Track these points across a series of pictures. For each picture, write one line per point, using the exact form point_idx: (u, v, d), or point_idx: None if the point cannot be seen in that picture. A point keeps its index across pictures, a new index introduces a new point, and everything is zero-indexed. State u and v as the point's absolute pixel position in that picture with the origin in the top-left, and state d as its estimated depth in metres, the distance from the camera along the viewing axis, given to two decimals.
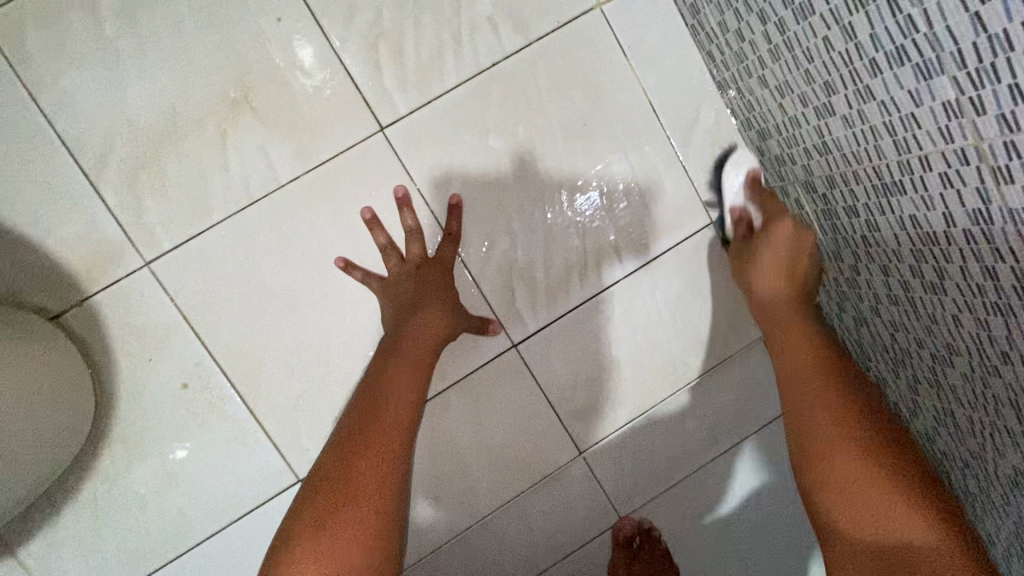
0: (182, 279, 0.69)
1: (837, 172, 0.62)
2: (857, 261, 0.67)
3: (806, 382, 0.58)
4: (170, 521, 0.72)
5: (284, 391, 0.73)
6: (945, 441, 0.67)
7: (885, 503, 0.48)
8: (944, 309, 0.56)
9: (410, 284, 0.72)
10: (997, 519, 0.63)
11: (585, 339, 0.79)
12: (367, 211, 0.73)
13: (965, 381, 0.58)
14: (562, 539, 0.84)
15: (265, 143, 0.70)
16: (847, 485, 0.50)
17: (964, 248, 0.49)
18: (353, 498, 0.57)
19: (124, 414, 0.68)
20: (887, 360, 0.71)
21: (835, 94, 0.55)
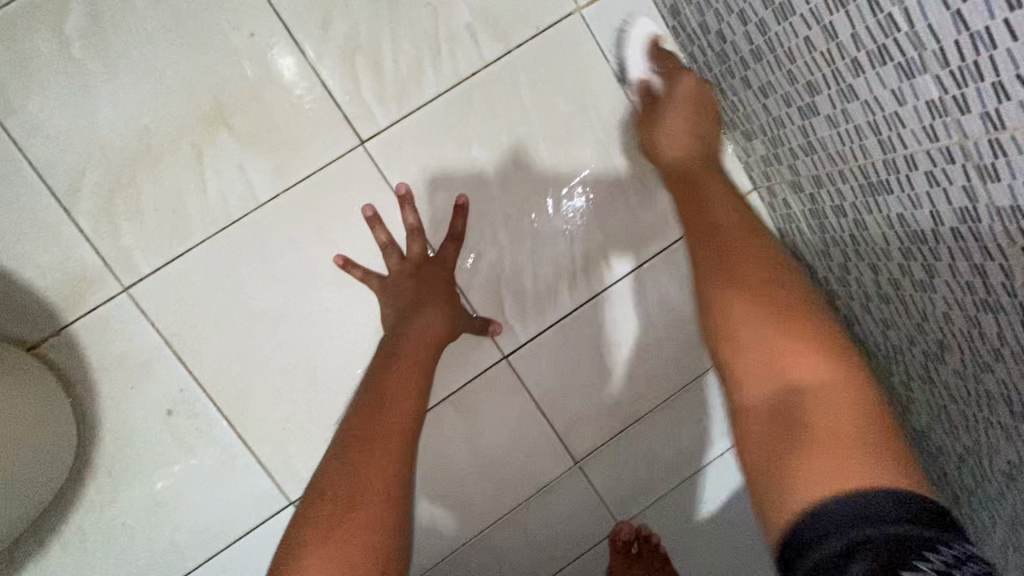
0: (160, 304, 0.68)
1: (824, 172, 0.67)
2: (846, 259, 0.73)
3: (751, 319, 0.47)
4: (160, 550, 0.71)
5: (269, 415, 0.71)
6: (943, 429, 0.75)
7: (782, 367, 0.44)
8: (934, 306, 0.63)
9: (409, 285, 0.69)
10: (1001, 497, 0.70)
11: (577, 347, 0.79)
12: (369, 208, 0.70)
13: (957, 375, 0.66)
14: (557, 549, 0.84)
15: (240, 161, 0.68)
16: (754, 361, 0.46)
17: (952, 246, 0.55)
18: (368, 495, 0.50)
19: (109, 437, 0.69)
20: (884, 354, 0.78)
21: (818, 94, 0.59)
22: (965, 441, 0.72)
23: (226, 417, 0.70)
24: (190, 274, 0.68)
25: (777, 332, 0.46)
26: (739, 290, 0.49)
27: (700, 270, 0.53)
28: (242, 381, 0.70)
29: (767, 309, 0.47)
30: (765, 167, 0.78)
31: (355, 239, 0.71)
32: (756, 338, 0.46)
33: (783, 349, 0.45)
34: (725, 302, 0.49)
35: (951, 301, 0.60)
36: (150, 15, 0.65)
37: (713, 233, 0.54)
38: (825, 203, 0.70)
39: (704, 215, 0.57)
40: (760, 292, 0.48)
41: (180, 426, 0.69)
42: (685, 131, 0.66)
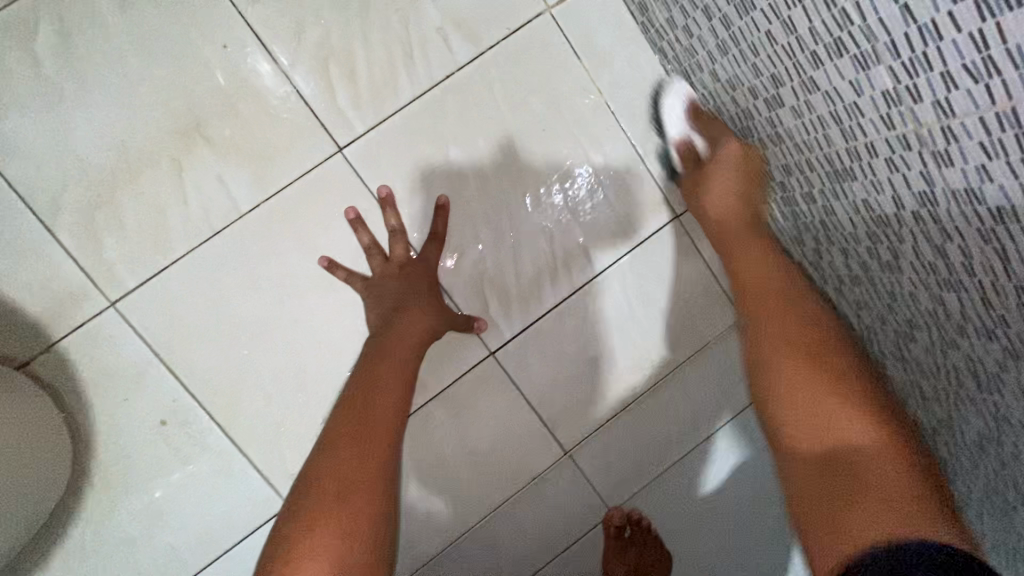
0: (148, 317, 0.69)
1: (792, 161, 0.69)
2: (818, 245, 0.75)
3: (796, 377, 0.54)
4: (160, 557, 0.72)
5: (261, 422, 0.72)
6: (917, 403, 0.78)
7: (828, 407, 0.51)
8: (902, 287, 0.65)
9: (391, 286, 0.71)
10: (976, 464, 0.73)
11: (562, 340, 0.80)
12: (352, 211, 0.71)
13: (926, 351, 0.68)
14: (551, 538, 0.86)
15: (220, 172, 0.69)
16: (796, 413, 0.52)
17: (914, 228, 0.57)
18: (350, 490, 0.54)
19: (103, 450, 0.70)
20: (858, 334, 0.81)
21: (782, 86, 0.61)
22: (937, 414, 0.75)
23: (219, 424, 0.71)
24: (176, 286, 0.69)
25: (828, 393, 0.52)
26: (779, 334, 0.59)
27: (755, 321, 0.62)
28: (233, 388, 0.71)
29: (802, 360, 0.55)
30: None
31: (338, 244, 0.72)
32: (793, 388, 0.54)
33: (834, 411, 0.51)
34: (767, 339, 0.59)
35: (917, 282, 0.62)
36: (121, 32, 0.66)
37: (762, 327, 0.61)
38: (795, 190, 0.72)
39: (742, 266, 0.68)
40: (797, 340, 0.57)
41: (174, 435, 0.70)
42: (735, 190, 0.72)
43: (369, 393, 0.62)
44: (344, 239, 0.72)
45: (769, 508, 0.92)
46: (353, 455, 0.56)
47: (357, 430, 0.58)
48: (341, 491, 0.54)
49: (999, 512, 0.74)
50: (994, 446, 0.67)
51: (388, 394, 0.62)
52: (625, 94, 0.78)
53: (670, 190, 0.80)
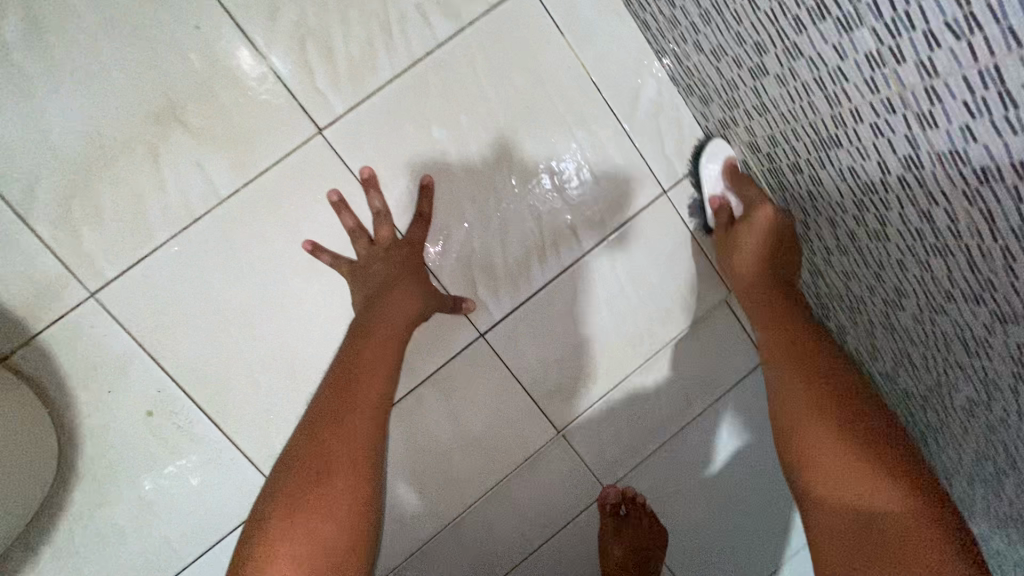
0: (130, 307, 0.68)
1: (778, 131, 0.68)
2: (806, 216, 0.75)
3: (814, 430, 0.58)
4: (154, 548, 0.71)
5: (250, 410, 0.71)
6: (907, 372, 0.78)
7: (843, 461, 0.54)
8: (889, 255, 0.65)
9: (378, 265, 0.69)
10: (967, 428, 0.74)
11: (552, 319, 0.80)
12: (335, 194, 0.70)
13: (914, 319, 0.69)
14: (546, 517, 0.86)
15: (198, 158, 0.67)
16: (819, 462, 0.56)
17: (900, 194, 0.57)
18: (326, 474, 0.55)
19: (90, 442, 0.69)
20: (847, 306, 0.81)
21: (766, 54, 0.61)
22: (927, 382, 0.75)
23: (207, 414, 0.70)
24: (158, 276, 0.68)
25: (846, 450, 0.55)
26: (801, 398, 0.61)
27: (776, 386, 0.65)
28: (220, 378, 0.70)
29: (826, 425, 0.58)
30: (723, 131, 0.78)
31: (322, 228, 0.71)
32: (820, 452, 0.56)
33: (856, 474, 0.53)
34: (789, 407, 0.62)
35: (904, 250, 0.62)
36: (89, 13, 0.64)
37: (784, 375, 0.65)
38: (782, 160, 0.71)
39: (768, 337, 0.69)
40: (820, 408, 0.59)
41: (161, 427, 0.70)
42: (757, 254, 0.73)
43: (355, 376, 0.61)
44: (327, 222, 0.71)
45: (764, 481, 0.92)
46: (337, 443, 0.56)
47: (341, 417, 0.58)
48: (322, 480, 0.54)
49: (991, 475, 0.75)
50: (983, 410, 0.68)
51: (374, 378, 0.61)
52: (610, 68, 0.76)
53: (656, 166, 0.80)
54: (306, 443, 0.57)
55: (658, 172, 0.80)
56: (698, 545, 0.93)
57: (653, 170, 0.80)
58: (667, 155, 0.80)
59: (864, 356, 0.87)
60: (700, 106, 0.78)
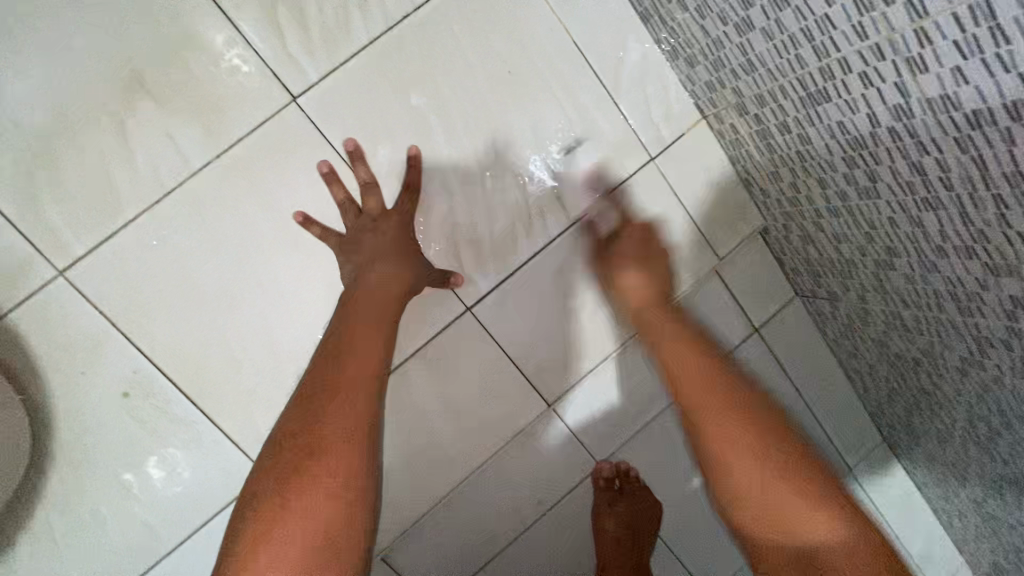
0: (101, 285, 0.65)
1: (765, 90, 0.67)
2: (795, 178, 0.73)
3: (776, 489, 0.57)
4: (135, 535, 0.70)
5: (231, 390, 0.69)
6: (901, 336, 0.77)
7: (797, 519, 0.55)
8: (880, 213, 0.64)
9: (367, 238, 0.68)
10: (960, 387, 0.73)
11: (540, 291, 0.78)
12: (325, 164, 0.68)
13: (906, 279, 0.67)
14: (539, 494, 0.85)
15: (168, 128, 0.65)
16: (766, 519, 0.57)
17: (891, 146, 0.56)
18: (319, 452, 0.53)
19: (65, 426, 0.67)
20: (836, 273, 0.79)
21: (752, 7, 0.59)
22: (919, 344, 0.74)
23: (186, 395, 0.68)
24: (130, 253, 0.66)
25: (772, 476, 0.57)
26: (712, 397, 0.63)
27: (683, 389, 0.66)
28: (199, 358, 0.68)
29: (759, 450, 0.59)
30: (709, 94, 0.76)
31: (299, 202, 0.69)
32: (767, 485, 0.57)
33: (800, 517, 0.55)
34: (705, 416, 0.63)
35: (895, 205, 0.61)
36: None
37: (718, 437, 0.61)
38: (770, 121, 0.70)
39: (669, 355, 0.69)
40: (745, 416, 0.62)
41: (140, 408, 0.68)
42: (644, 277, 0.74)
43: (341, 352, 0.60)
44: (305, 195, 0.69)
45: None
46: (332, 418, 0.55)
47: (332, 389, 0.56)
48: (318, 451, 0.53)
49: (985, 432, 0.75)
50: (979, 369, 0.67)
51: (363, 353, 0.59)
52: (593, 31, 0.75)
53: (643, 132, 0.78)
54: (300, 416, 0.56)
55: (644, 139, 0.78)
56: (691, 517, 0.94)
57: (639, 136, 0.78)
58: (653, 121, 0.78)
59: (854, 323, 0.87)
60: (686, 69, 0.76)
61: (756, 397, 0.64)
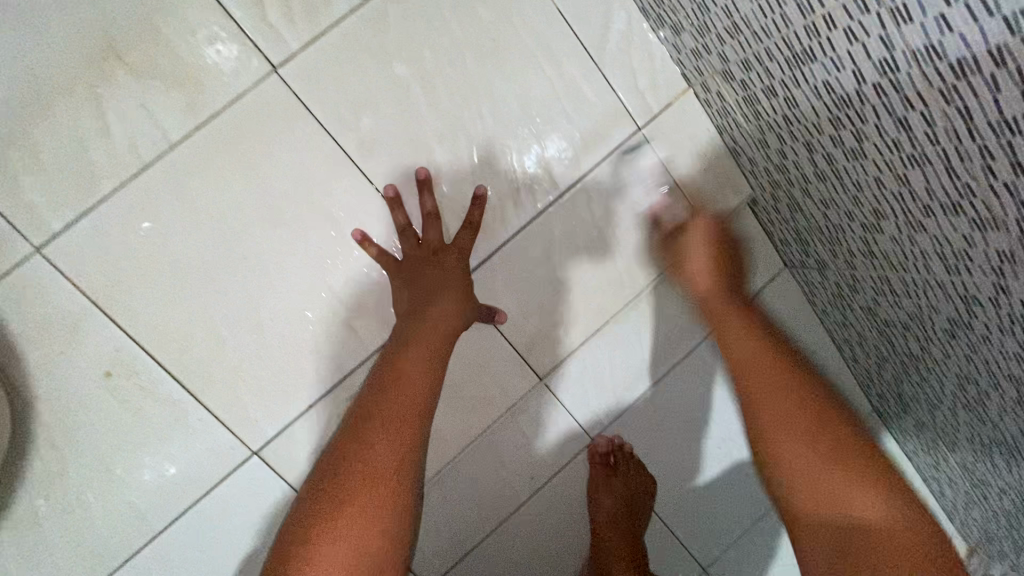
0: (79, 261, 0.64)
1: (751, 53, 0.66)
2: (781, 144, 0.73)
3: (804, 451, 0.58)
4: (122, 513, 0.70)
5: (219, 365, 0.69)
6: (890, 300, 0.78)
7: (846, 496, 0.54)
8: (867, 174, 0.64)
9: (427, 270, 0.72)
10: (951, 350, 0.73)
11: (530, 265, 0.78)
12: (391, 189, 0.71)
13: (894, 241, 0.68)
14: (530, 470, 0.85)
15: (144, 102, 0.64)
16: (811, 492, 0.56)
17: (876, 104, 0.56)
18: (372, 480, 0.58)
19: (47, 406, 0.66)
20: (825, 239, 0.80)
21: None
22: (907, 307, 0.75)
23: (171, 373, 0.68)
24: (109, 231, 0.65)
25: (828, 458, 0.57)
26: (779, 415, 0.61)
27: (755, 405, 0.64)
28: (183, 336, 0.68)
29: (828, 458, 0.57)
30: (695, 61, 0.75)
31: (281, 176, 0.68)
32: (816, 477, 0.56)
33: (843, 492, 0.54)
34: (763, 411, 0.63)
35: (881, 165, 0.61)
36: None
37: (778, 417, 0.62)
38: (756, 86, 0.69)
39: (735, 348, 0.70)
40: (794, 415, 0.61)
41: (124, 387, 0.67)
42: (708, 257, 0.80)
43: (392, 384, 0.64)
44: (286, 168, 0.68)
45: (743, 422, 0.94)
46: (384, 452, 0.60)
47: (383, 420, 0.61)
48: (366, 479, 0.58)
49: (977, 396, 0.75)
50: (971, 327, 0.66)
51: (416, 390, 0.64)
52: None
53: (629, 104, 0.78)
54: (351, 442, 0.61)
55: (631, 109, 0.78)
56: (682, 491, 0.94)
57: (626, 106, 0.78)
58: (638, 92, 0.78)
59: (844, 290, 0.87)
60: (673, 36, 0.75)
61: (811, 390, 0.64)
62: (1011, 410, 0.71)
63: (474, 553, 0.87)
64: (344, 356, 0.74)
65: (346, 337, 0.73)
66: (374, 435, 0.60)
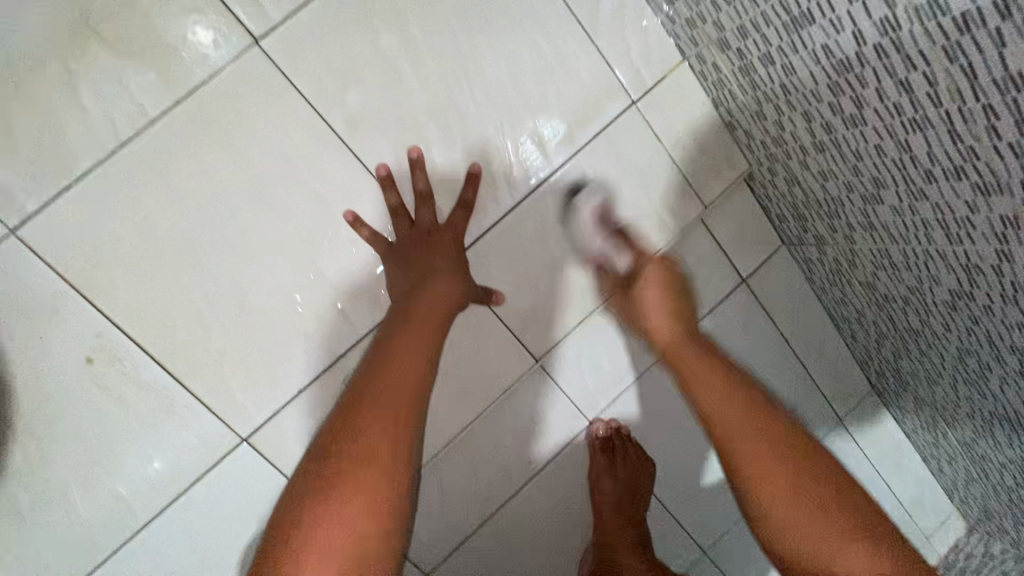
0: (58, 243, 0.63)
1: (748, 19, 0.65)
2: (779, 115, 0.71)
3: (779, 497, 0.61)
4: (105, 507, 0.68)
5: (203, 352, 0.68)
6: (889, 275, 0.77)
7: (819, 542, 0.58)
8: (867, 143, 0.62)
9: (421, 251, 0.70)
10: (951, 323, 0.73)
11: (525, 244, 0.77)
12: (382, 168, 0.68)
13: (894, 212, 0.67)
14: (528, 452, 0.84)
15: (120, 78, 0.62)
16: (790, 535, 0.60)
17: (876, 66, 0.54)
18: (363, 461, 0.59)
19: (28, 393, 0.65)
20: (823, 214, 0.79)
21: None
22: (907, 281, 0.74)
23: (156, 359, 0.67)
24: (87, 213, 0.63)
25: (801, 507, 0.60)
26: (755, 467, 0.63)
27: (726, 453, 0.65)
28: (167, 321, 0.66)
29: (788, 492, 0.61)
30: (690, 31, 0.74)
31: (264, 155, 0.66)
32: (793, 528, 0.60)
33: (825, 547, 0.57)
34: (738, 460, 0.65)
35: (882, 132, 0.59)
36: None
37: (746, 456, 0.64)
38: (753, 54, 0.68)
39: (707, 403, 0.68)
40: (774, 466, 0.63)
41: (109, 374, 0.66)
42: (666, 317, 0.72)
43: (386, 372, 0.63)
44: (270, 147, 0.66)
45: None
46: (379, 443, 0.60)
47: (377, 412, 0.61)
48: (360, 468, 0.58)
49: (980, 369, 0.75)
50: (974, 298, 0.65)
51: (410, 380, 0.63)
52: None
53: (625, 76, 0.76)
54: (343, 433, 0.61)
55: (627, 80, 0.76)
56: (681, 471, 0.93)
57: (624, 77, 0.76)
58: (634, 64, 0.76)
59: (843, 265, 0.85)
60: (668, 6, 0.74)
61: (770, 416, 0.67)
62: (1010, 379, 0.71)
63: (475, 538, 0.86)
64: (334, 341, 0.72)
65: (336, 322, 0.71)
66: (368, 424, 0.61)
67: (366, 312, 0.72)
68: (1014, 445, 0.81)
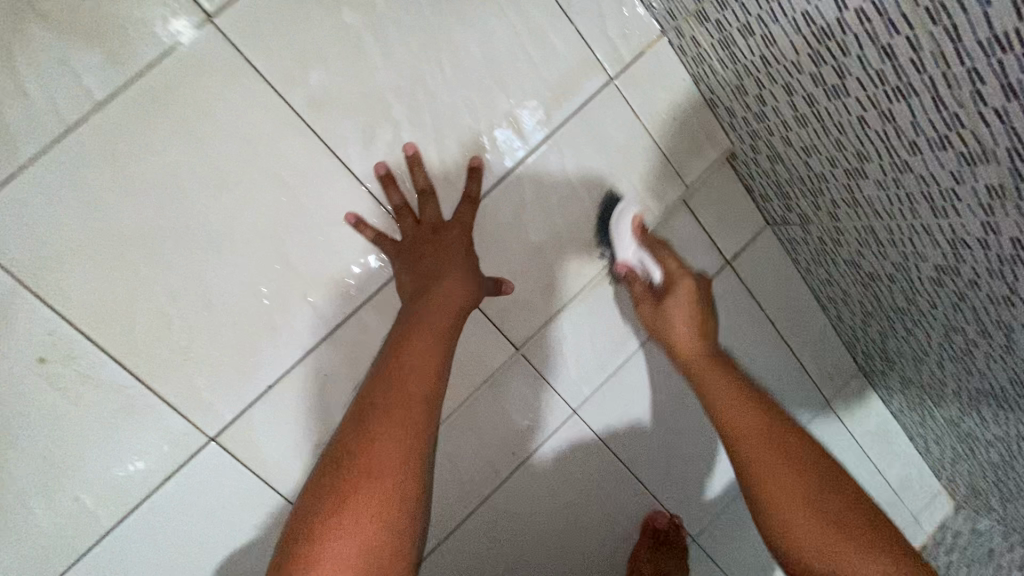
0: (11, 228, 0.73)
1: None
2: (760, 90, 0.87)
3: (803, 514, 0.78)
4: (88, 481, 0.83)
5: (166, 350, 0.81)
6: (871, 237, 0.92)
7: (843, 547, 0.75)
8: (852, 112, 0.74)
9: (426, 244, 0.87)
10: (935, 276, 0.88)
11: (506, 234, 0.93)
12: (382, 167, 0.85)
13: (880, 176, 0.79)
14: (514, 430, 1.04)
15: (32, 82, 0.70)
16: (816, 547, 0.77)
17: (859, 35, 0.64)
18: (375, 470, 0.73)
19: (15, 372, 0.76)
20: (806, 183, 0.95)
21: None
22: (897, 242, 0.88)
23: (70, 339, 0.77)
24: (91, 206, 0.75)
25: (823, 518, 0.78)
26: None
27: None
28: (149, 301, 0.79)
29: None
30: (668, 7, 0.89)
31: (232, 157, 0.79)
32: (820, 535, 0.77)
33: (845, 550, 0.74)
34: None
35: (870, 101, 0.71)
36: None
37: (779, 475, 0.82)
38: (735, 32, 0.82)
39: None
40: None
41: (73, 341, 0.77)
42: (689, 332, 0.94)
43: (397, 366, 0.79)
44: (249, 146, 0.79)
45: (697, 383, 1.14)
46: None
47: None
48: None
49: (964, 314, 0.90)
50: (979, 288, 0.82)
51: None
52: None
53: (562, 61, 0.90)
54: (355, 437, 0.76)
55: (599, 60, 0.91)
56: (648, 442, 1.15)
57: (597, 56, 0.91)
58: (569, 49, 0.90)
59: (823, 233, 1.03)
60: None
61: (805, 443, 0.85)
62: (963, 343, 0.97)
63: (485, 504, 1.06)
64: (306, 334, 0.87)
65: (309, 313, 0.87)
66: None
67: (203, 315, 0.82)
68: (997, 418, 1.08)
